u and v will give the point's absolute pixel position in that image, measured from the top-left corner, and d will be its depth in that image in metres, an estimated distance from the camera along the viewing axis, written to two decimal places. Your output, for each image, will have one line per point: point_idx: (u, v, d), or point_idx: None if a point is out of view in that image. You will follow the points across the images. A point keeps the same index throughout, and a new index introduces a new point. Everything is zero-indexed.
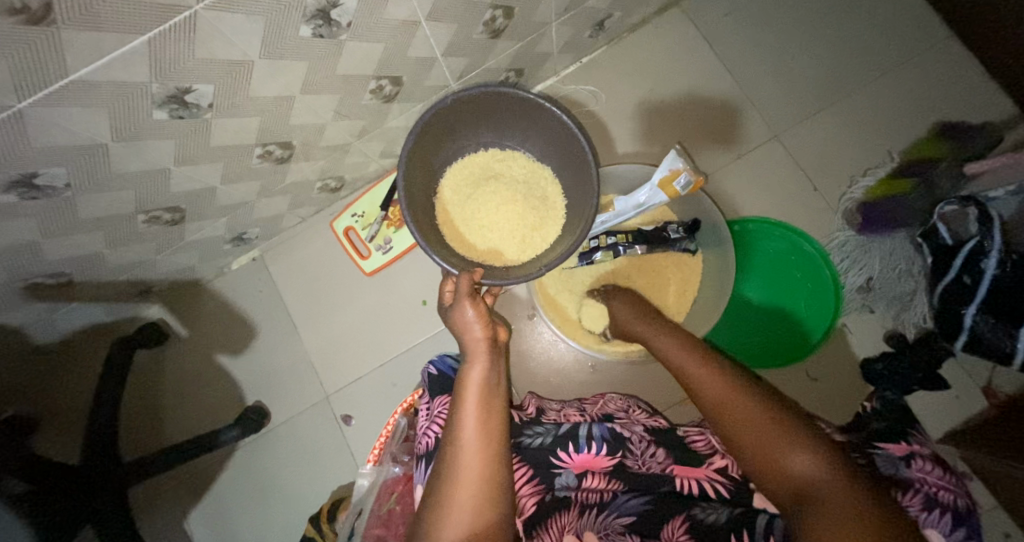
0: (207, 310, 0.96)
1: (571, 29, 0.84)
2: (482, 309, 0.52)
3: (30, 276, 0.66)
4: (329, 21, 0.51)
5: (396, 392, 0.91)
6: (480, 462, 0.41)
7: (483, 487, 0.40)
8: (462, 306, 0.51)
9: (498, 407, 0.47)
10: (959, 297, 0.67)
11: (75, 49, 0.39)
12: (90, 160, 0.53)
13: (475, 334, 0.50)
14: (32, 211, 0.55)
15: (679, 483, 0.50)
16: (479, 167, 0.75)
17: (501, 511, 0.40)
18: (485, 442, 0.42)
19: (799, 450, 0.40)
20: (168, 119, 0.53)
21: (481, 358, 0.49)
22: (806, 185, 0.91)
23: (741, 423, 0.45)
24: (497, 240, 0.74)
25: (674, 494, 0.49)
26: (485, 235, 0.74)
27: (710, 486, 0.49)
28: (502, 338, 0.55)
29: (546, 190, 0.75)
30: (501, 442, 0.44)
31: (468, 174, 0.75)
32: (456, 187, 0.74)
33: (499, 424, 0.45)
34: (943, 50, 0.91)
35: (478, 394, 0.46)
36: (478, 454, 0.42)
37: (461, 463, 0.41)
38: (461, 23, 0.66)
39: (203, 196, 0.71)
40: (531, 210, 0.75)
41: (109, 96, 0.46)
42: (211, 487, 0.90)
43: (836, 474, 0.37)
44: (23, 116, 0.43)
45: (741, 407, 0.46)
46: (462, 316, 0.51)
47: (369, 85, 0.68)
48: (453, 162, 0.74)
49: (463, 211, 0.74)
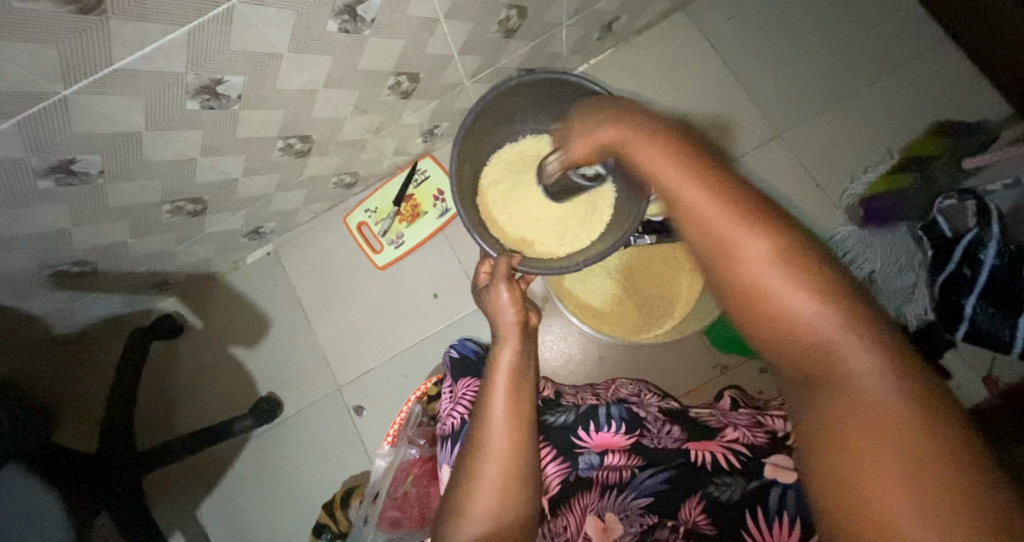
0: (221, 302, 0.97)
1: (580, 31, 0.87)
2: (517, 293, 0.53)
3: (56, 263, 0.68)
4: (355, 16, 0.54)
5: (407, 383, 0.93)
6: (507, 442, 0.43)
7: (510, 464, 0.42)
8: (498, 288, 0.52)
9: (527, 390, 0.47)
10: (959, 286, 0.68)
11: (121, 38, 0.42)
12: (122, 149, 0.55)
13: (507, 317, 0.51)
14: (65, 198, 0.57)
15: (694, 454, 0.51)
16: (531, 152, 0.77)
17: (527, 492, 0.42)
18: (513, 419, 0.44)
19: (851, 350, 0.26)
20: (200, 110, 0.56)
21: (512, 340, 0.50)
22: (808, 182, 0.94)
23: (757, 294, 0.28)
24: (537, 227, 0.76)
25: (689, 466, 0.50)
26: (527, 221, 0.77)
27: (723, 457, 0.50)
28: (534, 322, 0.55)
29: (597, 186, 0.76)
30: (527, 425, 0.45)
31: (514, 156, 0.78)
32: (505, 170, 0.78)
33: (528, 407, 0.46)
34: (939, 52, 0.94)
35: (507, 373, 0.47)
36: (506, 430, 0.43)
37: (490, 441, 0.43)
38: (477, 22, 0.68)
39: (225, 187, 0.74)
40: (579, 203, 0.76)
41: (147, 85, 0.49)
42: (224, 477, 0.91)
43: (874, 356, 0.25)
44: (67, 102, 0.46)
45: (755, 266, 0.28)
46: (498, 298, 0.52)
47: (388, 81, 0.70)
48: (506, 145, 0.78)
49: (508, 195, 0.78)
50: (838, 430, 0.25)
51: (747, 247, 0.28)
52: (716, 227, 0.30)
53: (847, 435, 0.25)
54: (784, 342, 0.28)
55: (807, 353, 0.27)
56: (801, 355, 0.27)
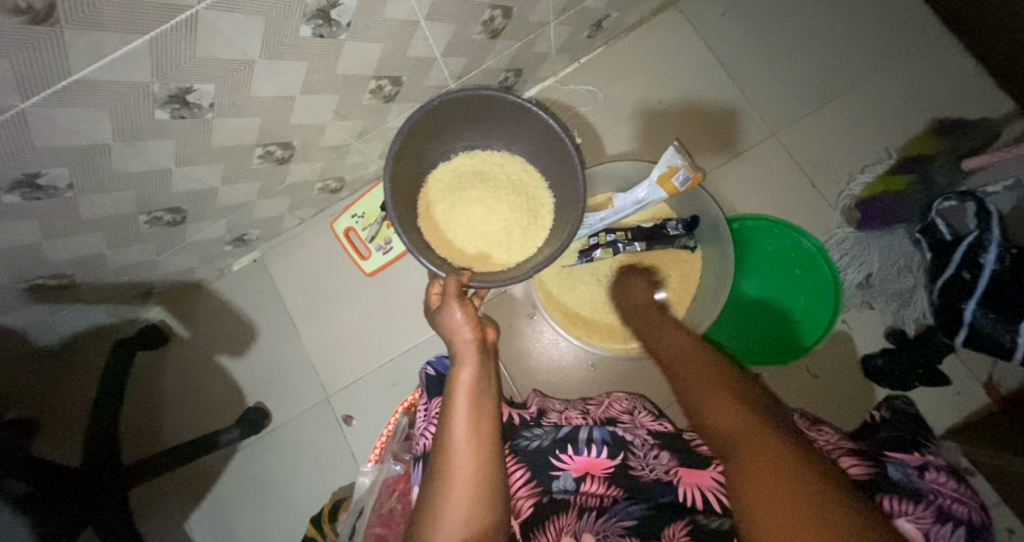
0: (207, 311, 0.96)
1: (569, 30, 0.85)
2: (470, 310, 0.52)
3: (32, 276, 0.66)
4: (329, 21, 0.52)
5: (396, 392, 0.91)
6: (470, 464, 0.41)
7: (477, 487, 0.40)
8: (451, 307, 0.51)
9: (490, 408, 0.46)
10: (958, 291, 0.67)
11: (78, 48, 0.39)
12: (91, 161, 0.53)
13: (463, 336, 0.50)
14: (33, 212, 0.56)
15: (682, 492, 0.49)
16: (464, 166, 0.75)
17: (496, 512, 0.41)
18: (478, 440, 0.43)
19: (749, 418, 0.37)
20: (170, 119, 0.54)
21: (470, 359, 0.49)
22: (804, 182, 0.92)
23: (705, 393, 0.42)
24: (483, 242, 0.74)
25: (674, 504, 0.49)
26: (473, 237, 0.74)
27: (713, 496, 0.49)
28: (492, 337, 0.54)
29: (534, 194, 0.75)
30: (493, 445, 0.43)
31: (455, 170, 0.75)
32: (442, 188, 0.75)
33: (492, 424, 0.45)
34: (938, 47, 0.92)
35: (468, 394, 0.46)
36: (471, 454, 0.42)
37: (453, 466, 0.41)
38: (459, 24, 0.66)
39: (204, 196, 0.72)
40: (520, 211, 0.75)
41: (111, 96, 0.47)
42: (212, 488, 0.90)
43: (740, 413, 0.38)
44: (26, 116, 0.44)
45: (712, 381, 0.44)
46: (451, 318, 0.51)
47: (369, 85, 0.68)
48: (439, 164, 0.75)
49: (449, 213, 0.75)
50: (733, 466, 0.34)
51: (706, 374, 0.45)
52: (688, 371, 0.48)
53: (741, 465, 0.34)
54: (707, 427, 0.39)
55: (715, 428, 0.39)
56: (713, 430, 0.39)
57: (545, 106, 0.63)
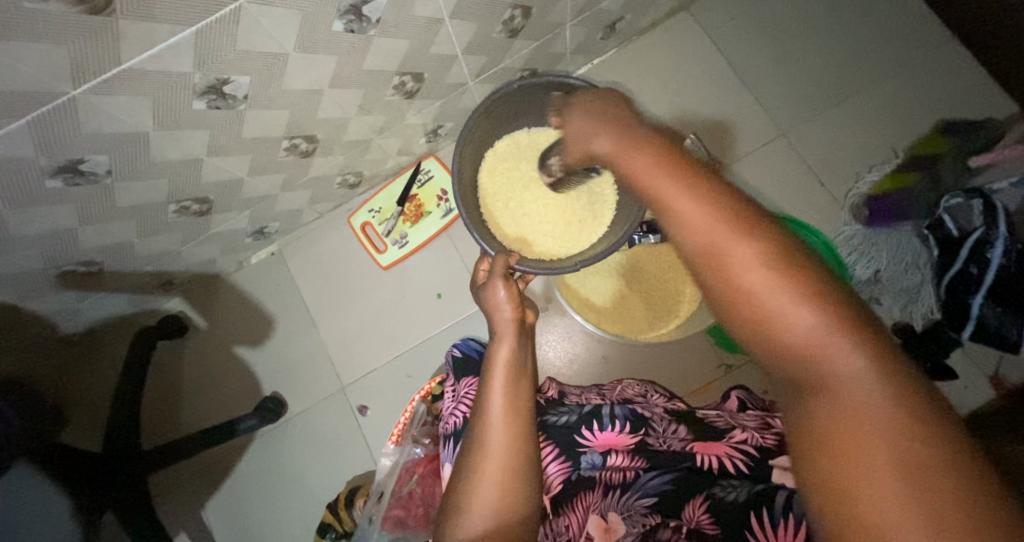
0: (226, 302, 0.98)
1: (584, 31, 0.87)
2: (513, 290, 0.53)
3: (64, 262, 0.68)
4: (361, 16, 0.54)
5: (411, 383, 0.93)
6: (505, 435, 0.44)
7: (513, 460, 0.43)
8: (496, 286, 0.52)
9: (525, 388, 0.48)
10: (965, 285, 0.69)
11: (128, 38, 0.42)
12: (130, 148, 0.55)
13: (505, 313, 0.51)
14: (72, 198, 0.58)
15: (699, 458, 0.51)
16: (525, 145, 0.77)
17: (526, 485, 0.43)
18: (511, 413, 0.45)
19: (833, 334, 0.24)
20: (206, 110, 0.56)
21: (509, 336, 0.50)
22: (813, 182, 0.94)
23: (743, 291, 0.26)
24: (535, 226, 0.77)
25: (694, 470, 0.50)
26: (523, 222, 0.78)
27: (729, 461, 0.50)
28: (530, 319, 0.56)
29: (598, 188, 0.76)
30: (524, 421, 0.46)
31: (512, 153, 0.78)
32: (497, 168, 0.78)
33: (526, 405, 0.47)
34: (944, 51, 0.94)
35: (504, 371, 0.48)
36: (505, 426, 0.44)
37: (489, 437, 0.43)
38: (482, 22, 0.68)
39: (230, 187, 0.74)
40: (579, 202, 0.76)
41: (157, 86, 0.49)
42: (229, 476, 0.91)
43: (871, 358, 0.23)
44: (76, 102, 0.46)
45: (755, 258, 0.26)
46: (494, 295, 0.52)
47: (393, 81, 0.71)
48: (500, 141, 0.77)
49: (503, 195, 0.78)
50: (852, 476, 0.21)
51: (730, 238, 0.27)
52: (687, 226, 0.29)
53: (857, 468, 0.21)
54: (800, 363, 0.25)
55: (816, 367, 0.24)
56: (805, 360, 0.24)
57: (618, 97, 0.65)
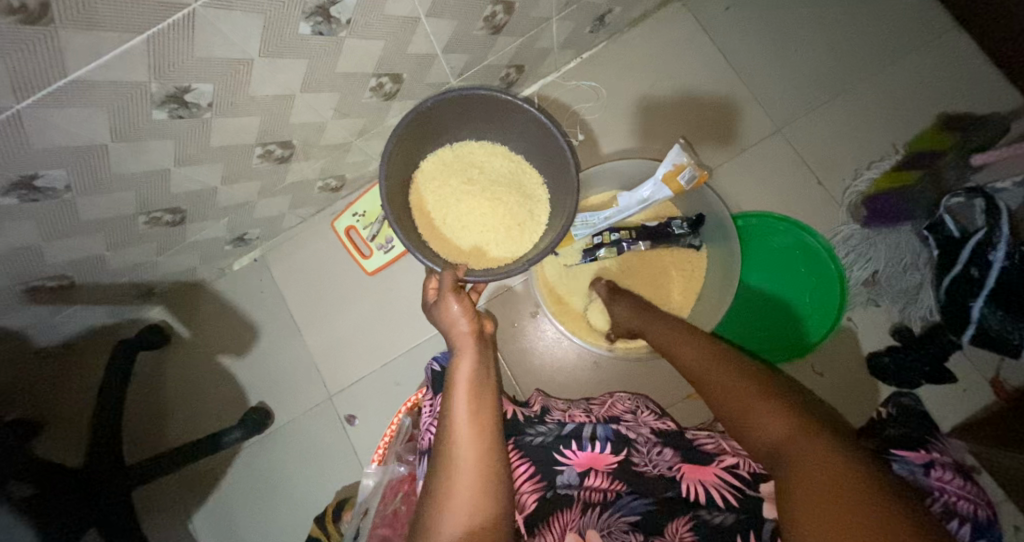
0: (207, 310, 0.95)
1: (571, 25, 0.84)
2: (467, 303, 0.52)
3: (31, 278, 0.66)
4: (329, 18, 0.51)
5: (399, 391, 0.91)
6: (473, 450, 0.42)
7: (479, 475, 0.41)
8: (447, 301, 0.52)
9: (489, 400, 0.47)
10: (968, 288, 0.67)
11: (73, 49, 0.38)
12: (88, 161, 0.52)
13: (460, 328, 0.51)
14: (30, 214, 0.55)
15: (685, 488, 0.49)
16: (453, 160, 0.74)
17: (500, 502, 0.40)
18: (476, 429, 0.43)
19: (775, 414, 0.41)
20: (168, 119, 0.53)
21: (468, 350, 0.49)
22: (809, 178, 0.91)
23: (734, 402, 0.45)
24: (478, 236, 0.74)
25: (679, 500, 0.49)
26: (465, 233, 0.74)
27: (717, 493, 0.48)
28: (489, 330, 0.55)
29: (529, 186, 0.74)
30: (492, 433, 0.44)
31: (444, 165, 0.74)
32: (433, 181, 0.74)
33: (492, 417, 0.46)
34: (946, 41, 0.90)
35: (467, 385, 0.46)
36: (471, 444, 0.42)
37: (456, 453, 0.42)
38: (461, 20, 0.65)
39: (203, 196, 0.71)
40: (516, 205, 0.74)
41: (110, 97, 0.45)
42: (216, 487, 0.90)
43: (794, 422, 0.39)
44: (22, 117, 0.42)
45: (735, 391, 0.46)
46: (448, 310, 0.52)
47: (369, 83, 0.68)
48: (432, 154, 0.73)
49: (441, 207, 0.74)
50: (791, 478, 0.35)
51: (721, 385, 0.48)
52: (722, 392, 0.47)
53: (792, 475, 0.35)
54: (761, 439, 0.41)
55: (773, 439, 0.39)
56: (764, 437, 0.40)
57: (538, 105, 0.63)
